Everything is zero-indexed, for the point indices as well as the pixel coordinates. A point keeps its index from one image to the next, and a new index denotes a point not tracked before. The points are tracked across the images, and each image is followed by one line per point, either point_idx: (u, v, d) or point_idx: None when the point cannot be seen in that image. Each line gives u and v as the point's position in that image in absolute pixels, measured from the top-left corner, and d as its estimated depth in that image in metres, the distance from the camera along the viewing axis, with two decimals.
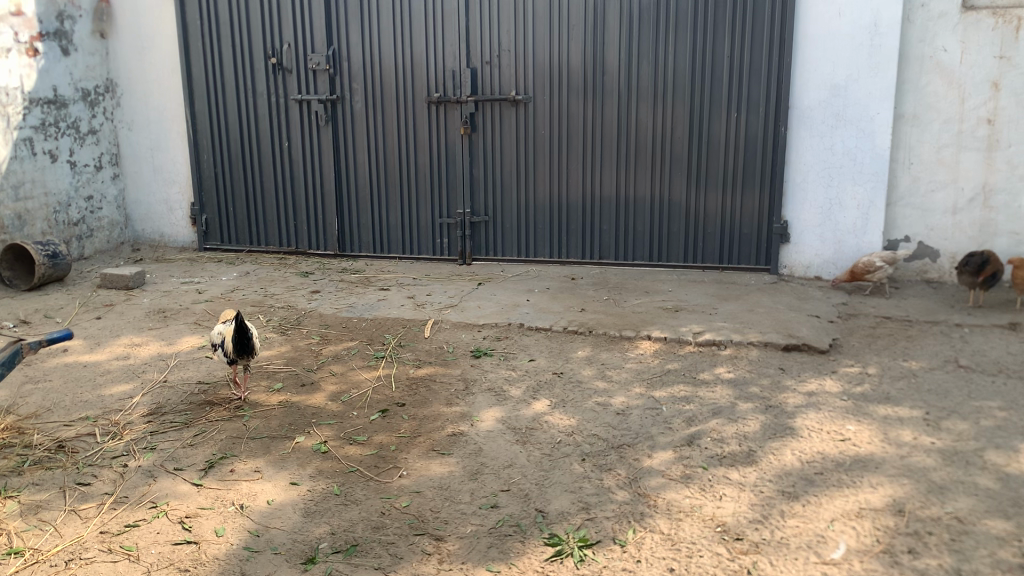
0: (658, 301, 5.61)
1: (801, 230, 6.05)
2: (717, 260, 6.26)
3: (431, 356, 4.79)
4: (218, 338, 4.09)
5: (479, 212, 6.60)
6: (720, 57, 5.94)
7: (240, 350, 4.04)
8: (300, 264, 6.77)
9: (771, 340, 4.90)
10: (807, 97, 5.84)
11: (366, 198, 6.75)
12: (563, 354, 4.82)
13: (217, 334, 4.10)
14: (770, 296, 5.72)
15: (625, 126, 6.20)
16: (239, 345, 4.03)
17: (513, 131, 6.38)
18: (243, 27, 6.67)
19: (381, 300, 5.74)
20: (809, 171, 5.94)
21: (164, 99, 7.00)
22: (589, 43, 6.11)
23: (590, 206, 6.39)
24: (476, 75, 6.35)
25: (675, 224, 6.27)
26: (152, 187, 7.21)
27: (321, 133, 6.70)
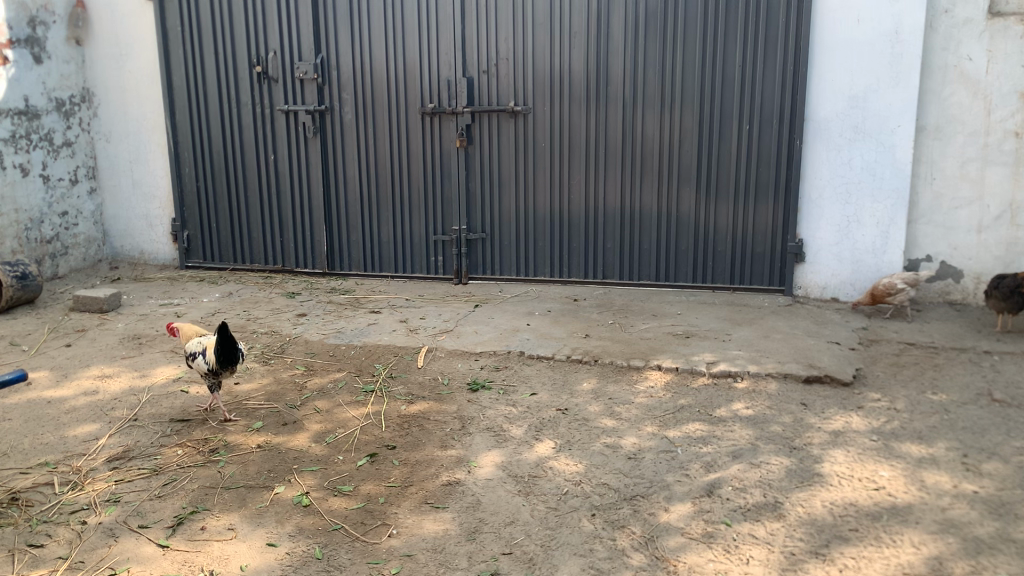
0: (667, 326, 5.27)
1: (817, 249, 5.71)
2: (728, 279, 5.92)
3: (424, 390, 4.43)
4: (195, 349, 3.94)
5: (476, 228, 6.25)
6: (731, 66, 5.60)
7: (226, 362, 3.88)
8: (286, 283, 6.41)
9: (791, 371, 4.56)
10: (824, 108, 5.51)
11: (356, 214, 6.40)
12: (567, 387, 4.47)
13: (192, 346, 3.96)
14: (786, 320, 5.37)
15: (629, 138, 5.85)
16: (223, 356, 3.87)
17: (511, 143, 6.03)
18: (227, 33, 6.32)
19: (371, 325, 5.38)
20: (825, 186, 5.61)
21: (144, 108, 6.64)
22: (593, 50, 5.77)
23: (593, 222, 6.04)
24: (472, 84, 6.01)
25: (683, 242, 5.93)
26: (131, 201, 6.85)
27: (308, 145, 6.34)
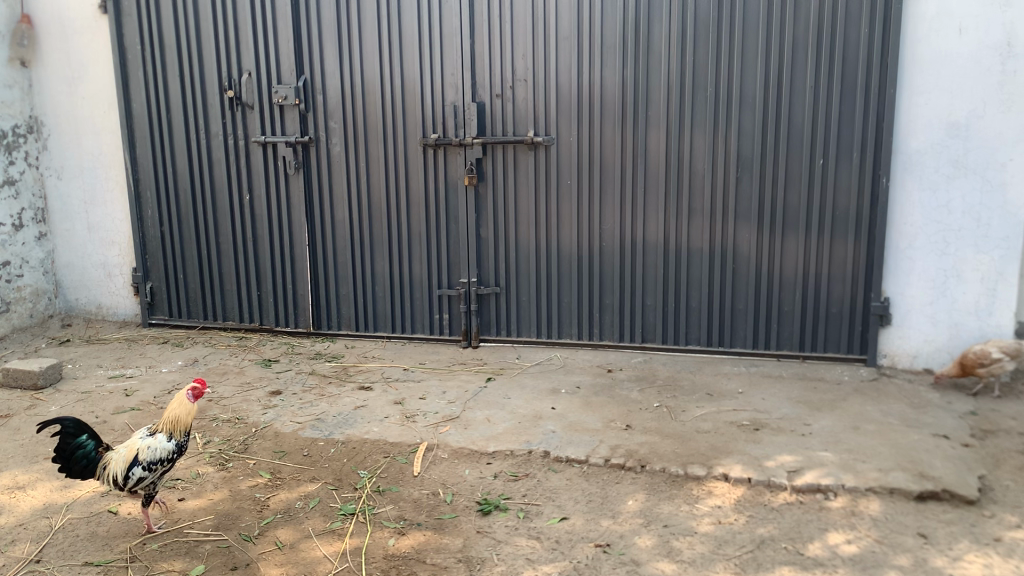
0: (727, 412, 4.22)
1: (906, 310, 4.66)
2: (795, 346, 4.87)
3: (422, 511, 3.40)
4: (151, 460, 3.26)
5: (489, 282, 5.24)
6: (799, 86, 4.59)
7: (77, 468, 3.18)
8: (265, 346, 5.41)
9: (898, 485, 3.49)
10: (915, 138, 4.48)
11: (346, 265, 5.40)
12: (608, 507, 3.42)
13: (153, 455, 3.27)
14: (876, 405, 4.30)
15: (674, 172, 4.83)
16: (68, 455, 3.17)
17: (530, 180, 5.03)
18: (193, 52, 5.36)
19: (359, 408, 4.35)
20: (916, 234, 4.57)
21: (100, 140, 5.70)
22: (629, 68, 4.77)
23: (629, 274, 5.02)
24: (483, 109, 5.01)
25: (740, 299, 4.90)
26: (86, 248, 5.89)
27: (290, 184, 5.37)
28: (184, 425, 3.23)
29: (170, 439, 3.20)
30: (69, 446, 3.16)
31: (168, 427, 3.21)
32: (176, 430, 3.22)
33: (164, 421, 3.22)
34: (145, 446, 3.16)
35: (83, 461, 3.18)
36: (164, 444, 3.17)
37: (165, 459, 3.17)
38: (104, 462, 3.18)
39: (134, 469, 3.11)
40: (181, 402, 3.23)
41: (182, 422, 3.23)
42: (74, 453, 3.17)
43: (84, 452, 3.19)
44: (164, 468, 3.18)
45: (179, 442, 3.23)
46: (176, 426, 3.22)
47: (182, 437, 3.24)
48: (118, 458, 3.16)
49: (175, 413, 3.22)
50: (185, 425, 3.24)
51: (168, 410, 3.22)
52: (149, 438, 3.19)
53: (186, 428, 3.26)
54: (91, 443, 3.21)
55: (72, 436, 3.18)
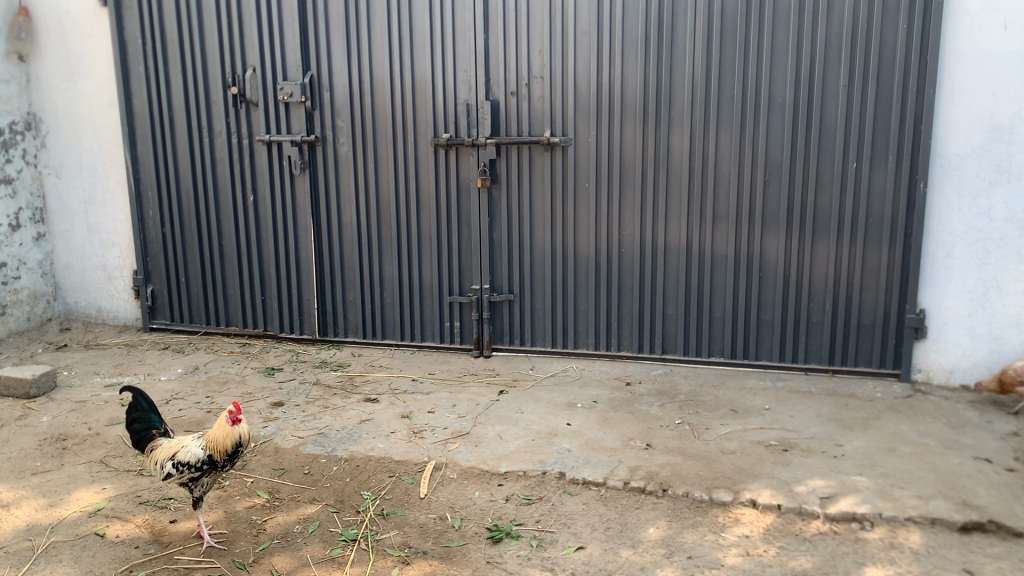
0: (754, 430, 3.98)
1: (943, 322, 4.41)
2: (823, 359, 4.62)
3: (428, 538, 3.17)
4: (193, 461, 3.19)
5: (501, 288, 5.02)
6: (832, 84, 4.33)
7: (131, 438, 3.23)
8: (268, 354, 5.21)
9: (940, 515, 3.23)
10: (955, 141, 4.23)
11: (353, 269, 5.19)
12: (627, 535, 3.19)
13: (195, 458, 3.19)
14: (911, 424, 4.05)
15: (697, 175, 4.59)
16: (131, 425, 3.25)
17: (546, 182, 4.80)
18: (196, 47, 5.16)
19: (364, 422, 4.14)
20: (955, 242, 4.32)
21: (99, 138, 5.51)
22: (651, 65, 4.53)
23: (648, 281, 4.78)
24: (497, 108, 4.79)
25: (766, 309, 4.65)
26: (86, 249, 5.72)
27: (295, 185, 5.16)
28: (225, 447, 3.10)
29: (207, 452, 3.08)
30: (132, 416, 3.24)
31: (211, 440, 3.10)
32: (214, 448, 3.09)
33: (213, 432, 3.13)
34: (187, 445, 3.11)
35: (135, 434, 3.22)
36: (198, 452, 3.07)
37: (195, 466, 3.06)
38: (153, 444, 3.21)
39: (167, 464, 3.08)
40: (226, 423, 3.10)
41: (222, 443, 3.10)
42: (133, 424, 3.23)
43: (141, 426, 3.23)
44: (192, 474, 3.08)
45: (214, 458, 3.09)
46: (216, 443, 3.09)
47: (219, 457, 3.09)
48: (164, 449, 3.15)
49: (219, 429, 3.11)
50: (226, 448, 3.10)
51: (219, 422, 3.13)
52: (195, 442, 3.13)
53: (228, 452, 3.11)
54: (153, 423, 3.25)
55: (140, 409, 3.26)
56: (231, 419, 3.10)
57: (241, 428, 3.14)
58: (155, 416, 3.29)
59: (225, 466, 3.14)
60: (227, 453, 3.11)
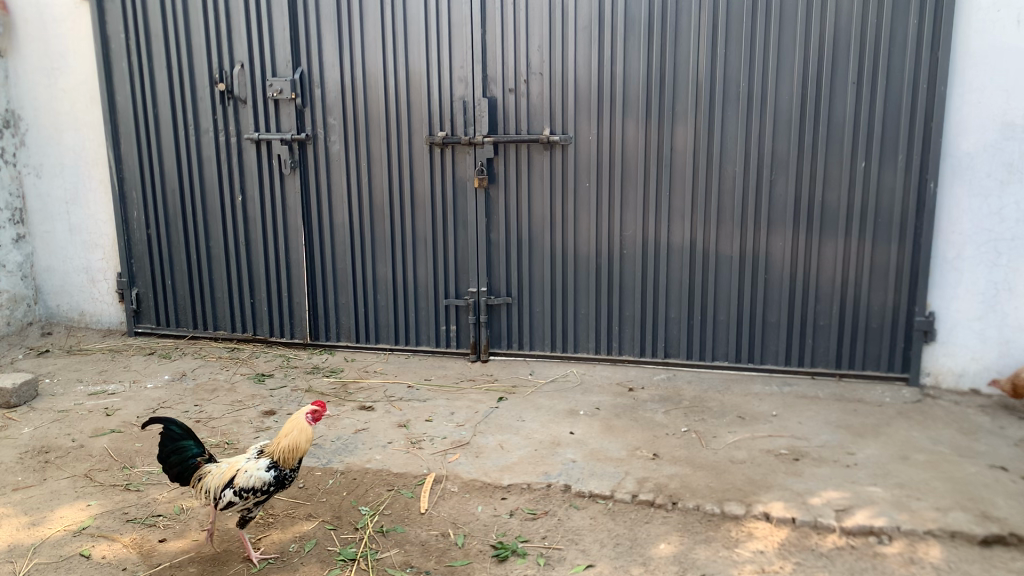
0: (763, 438, 3.86)
1: (952, 325, 4.31)
2: (829, 363, 4.52)
3: (430, 557, 3.03)
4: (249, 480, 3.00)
5: (499, 291, 4.88)
6: (841, 81, 4.21)
7: (172, 472, 3.01)
8: (258, 359, 5.05)
9: (960, 528, 3.11)
10: (966, 139, 4.13)
11: (346, 272, 5.04)
12: (638, 551, 3.05)
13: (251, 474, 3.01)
14: (923, 430, 3.95)
15: (701, 174, 4.47)
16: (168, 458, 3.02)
17: (545, 182, 4.66)
18: (182, 42, 4.98)
19: (359, 432, 3.99)
20: (965, 243, 4.22)
21: (81, 136, 5.32)
22: (654, 61, 4.40)
23: (651, 284, 4.66)
24: (494, 105, 4.64)
25: (772, 312, 4.54)
26: (68, 251, 5.53)
27: (285, 185, 5.00)
28: (298, 453, 2.97)
29: (274, 468, 2.93)
30: (169, 449, 3.01)
31: (279, 452, 2.96)
32: (285, 459, 2.95)
33: (277, 445, 2.97)
34: (246, 468, 2.92)
35: (178, 466, 3.01)
36: (263, 473, 2.90)
37: (262, 488, 2.90)
38: (201, 473, 3.01)
39: (228, 491, 2.89)
40: (305, 421, 3.00)
41: (294, 451, 2.97)
42: (172, 456, 3.01)
43: (181, 457, 3.02)
44: (259, 497, 2.91)
45: (283, 472, 2.95)
46: (289, 454, 2.96)
47: (288, 468, 2.96)
48: (218, 476, 2.95)
49: (296, 437, 2.97)
50: (299, 454, 2.98)
51: (285, 431, 2.97)
52: (253, 462, 2.95)
53: (300, 458, 2.99)
54: (193, 451, 3.04)
55: (176, 439, 3.03)
56: (308, 417, 3.00)
57: (312, 428, 3.04)
58: (192, 441, 3.07)
59: (291, 479, 2.99)
60: (296, 460, 2.98)
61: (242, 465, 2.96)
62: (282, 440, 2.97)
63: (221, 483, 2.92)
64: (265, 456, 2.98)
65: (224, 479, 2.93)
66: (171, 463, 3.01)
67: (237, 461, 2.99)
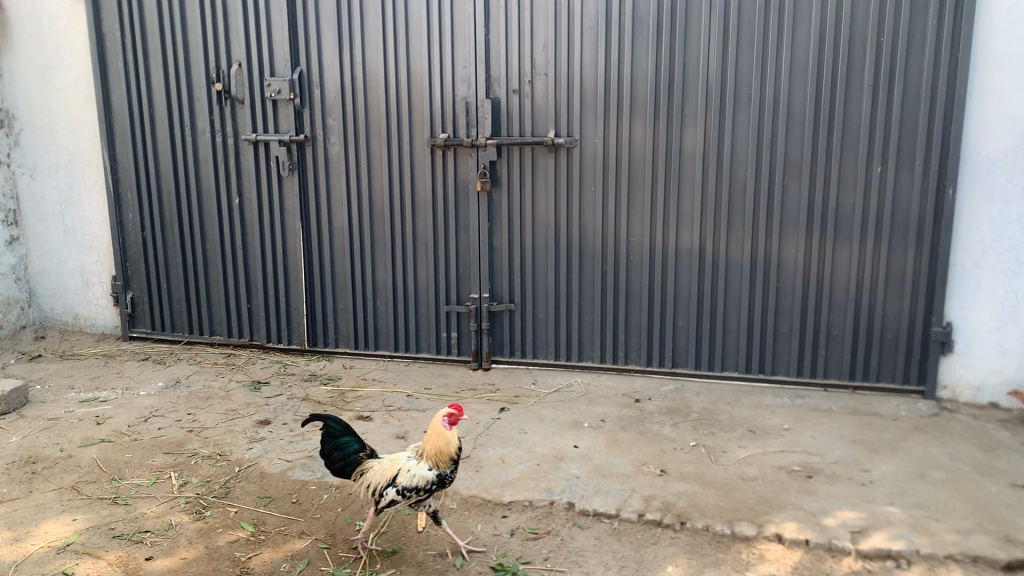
0: (774, 454, 3.72)
1: (970, 337, 4.16)
2: (841, 374, 4.38)
3: None
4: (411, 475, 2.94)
5: (502, 298, 4.75)
6: (856, 83, 4.07)
7: (336, 468, 2.97)
8: (255, 365, 4.93)
9: (983, 552, 2.97)
10: (986, 144, 3.99)
11: (345, 277, 4.91)
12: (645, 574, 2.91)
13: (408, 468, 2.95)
14: (941, 446, 3.80)
15: (711, 178, 4.33)
16: (329, 456, 2.97)
17: (550, 185, 4.52)
18: (178, 41, 4.86)
19: None
20: (985, 252, 4.07)
21: (75, 136, 5.21)
22: (663, 62, 4.26)
23: (658, 291, 4.52)
24: (498, 106, 4.51)
25: (783, 321, 4.40)
26: (62, 254, 5.42)
27: (283, 187, 4.87)
28: (445, 456, 2.82)
29: (433, 470, 2.83)
30: (330, 445, 2.97)
31: (431, 454, 2.85)
32: (439, 462, 2.83)
33: (428, 446, 2.86)
34: (408, 469, 2.85)
35: (340, 462, 2.96)
36: (425, 474, 2.82)
37: (423, 490, 2.82)
38: (364, 468, 2.96)
39: (389, 491, 2.83)
40: (442, 427, 2.83)
41: (443, 453, 2.82)
42: (334, 453, 2.96)
43: (344, 454, 2.97)
44: (420, 497, 2.85)
45: (442, 473, 2.84)
46: (438, 456, 2.83)
47: (446, 469, 2.84)
48: (382, 472, 2.89)
49: (435, 440, 2.83)
50: (448, 456, 2.82)
51: (433, 435, 2.84)
52: (414, 462, 2.88)
53: (452, 459, 2.84)
54: (354, 447, 2.98)
55: (336, 436, 2.98)
56: (444, 422, 2.83)
57: (456, 431, 2.84)
58: (351, 437, 3.00)
59: (451, 479, 2.88)
60: (452, 461, 2.84)
61: (404, 464, 2.88)
62: (432, 443, 2.85)
63: (386, 481, 2.86)
64: (423, 457, 2.88)
65: (389, 478, 2.86)
66: (334, 459, 2.96)
67: (399, 458, 2.92)
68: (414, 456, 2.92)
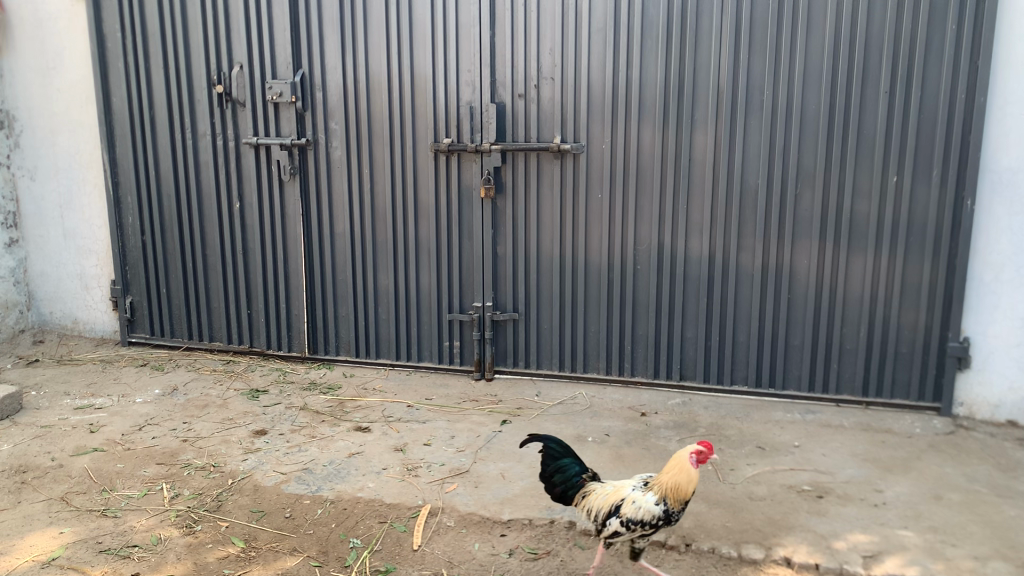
0: (784, 472, 3.60)
1: (989, 353, 4.03)
2: (854, 390, 4.25)
3: None
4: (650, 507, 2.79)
5: (506, 306, 4.65)
6: (872, 89, 3.95)
7: (556, 491, 2.88)
8: (254, 373, 4.84)
9: None
10: (1007, 154, 3.86)
11: (346, 284, 4.82)
12: None
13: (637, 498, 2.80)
14: (957, 466, 3.67)
15: (721, 186, 4.21)
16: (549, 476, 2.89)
17: (555, 192, 4.42)
18: (180, 42, 4.79)
19: (353, 456, 3.77)
20: (1004, 265, 3.94)
21: (75, 138, 5.14)
22: (673, 66, 4.15)
23: (665, 301, 4.41)
24: (503, 111, 4.41)
25: (795, 334, 4.28)
26: (62, 257, 5.35)
27: (284, 192, 4.79)
28: (681, 493, 2.64)
29: (662, 504, 2.66)
30: (550, 468, 2.88)
31: (665, 488, 2.67)
32: (670, 496, 2.66)
33: (664, 479, 2.69)
34: (634, 500, 2.70)
35: (561, 485, 2.86)
36: (653, 509, 2.66)
37: (647, 525, 2.67)
38: (585, 493, 2.84)
39: (613, 520, 2.70)
40: (688, 463, 2.65)
41: (679, 489, 2.64)
42: (555, 476, 2.87)
43: (565, 477, 2.87)
44: (643, 531, 2.69)
45: (671, 510, 2.66)
46: (672, 491, 2.65)
47: (676, 507, 2.66)
48: (603, 497, 2.77)
49: (674, 475, 2.66)
50: (684, 494, 2.64)
51: (672, 467, 2.67)
52: (641, 492, 2.73)
53: (685, 498, 2.66)
54: (575, 469, 2.87)
55: (555, 458, 2.89)
56: (690, 455, 2.65)
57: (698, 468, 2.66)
58: (571, 459, 2.90)
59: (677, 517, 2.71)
60: (683, 499, 2.66)
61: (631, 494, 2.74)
62: (667, 477, 2.67)
63: (609, 508, 2.74)
64: (653, 489, 2.72)
65: (610, 507, 2.73)
66: (553, 479, 2.88)
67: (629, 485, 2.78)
68: (640, 486, 2.78)
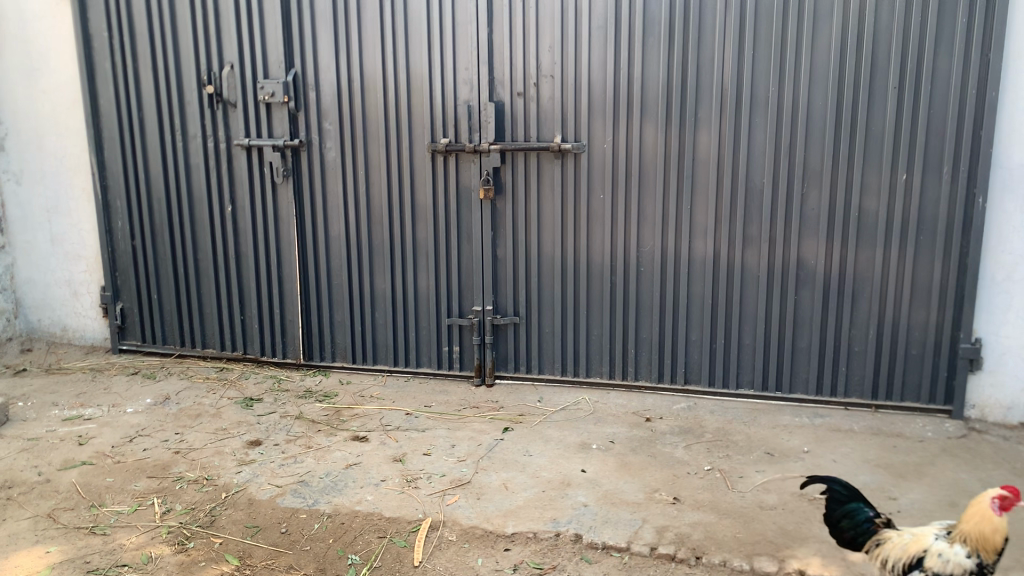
0: (794, 480, 3.49)
1: (1001, 354, 3.94)
2: (862, 393, 4.15)
3: None
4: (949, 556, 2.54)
5: (506, 310, 4.54)
6: (880, 84, 3.85)
7: (845, 537, 2.70)
8: (248, 380, 4.72)
9: None
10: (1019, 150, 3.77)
11: (342, 288, 4.71)
12: None
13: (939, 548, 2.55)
14: (972, 471, 3.57)
15: (726, 186, 4.11)
16: (836, 520, 2.72)
17: (556, 193, 4.31)
18: (169, 42, 4.66)
19: (351, 467, 3.65)
20: (1016, 264, 3.86)
21: (62, 141, 5.02)
22: (676, 63, 4.04)
23: (669, 304, 4.31)
24: (502, 110, 4.30)
25: (802, 336, 4.18)
26: (50, 263, 5.23)
27: (277, 194, 4.68)
28: (993, 546, 2.38)
29: (974, 557, 2.41)
30: (836, 513, 2.72)
31: (974, 539, 2.41)
32: (983, 550, 2.40)
33: (968, 528, 2.43)
34: (939, 552, 2.46)
35: (851, 531, 2.69)
36: (963, 560, 2.41)
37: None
38: (880, 540, 2.62)
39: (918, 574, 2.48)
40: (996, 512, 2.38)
41: (990, 542, 2.38)
42: (843, 521, 2.70)
43: (853, 522, 2.68)
44: None
45: (984, 564, 2.40)
46: (982, 543, 2.39)
47: (988, 560, 2.40)
48: (900, 546, 2.56)
49: (979, 524, 2.40)
50: (995, 546, 2.38)
51: (977, 517, 2.40)
52: (947, 543, 2.47)
53: (998, 550, 2.39)
54: (864, 514, 2.67)
55: (841, 502, 2.72)
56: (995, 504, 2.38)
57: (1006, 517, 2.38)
58: (861, 503, 2.71)
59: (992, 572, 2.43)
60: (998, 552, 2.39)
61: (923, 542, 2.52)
62: (973, 527, 2.41)
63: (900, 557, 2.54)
64: (957, 539, 2.46)
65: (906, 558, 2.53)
66: (842, 524, 2.71)
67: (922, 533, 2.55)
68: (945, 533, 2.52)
